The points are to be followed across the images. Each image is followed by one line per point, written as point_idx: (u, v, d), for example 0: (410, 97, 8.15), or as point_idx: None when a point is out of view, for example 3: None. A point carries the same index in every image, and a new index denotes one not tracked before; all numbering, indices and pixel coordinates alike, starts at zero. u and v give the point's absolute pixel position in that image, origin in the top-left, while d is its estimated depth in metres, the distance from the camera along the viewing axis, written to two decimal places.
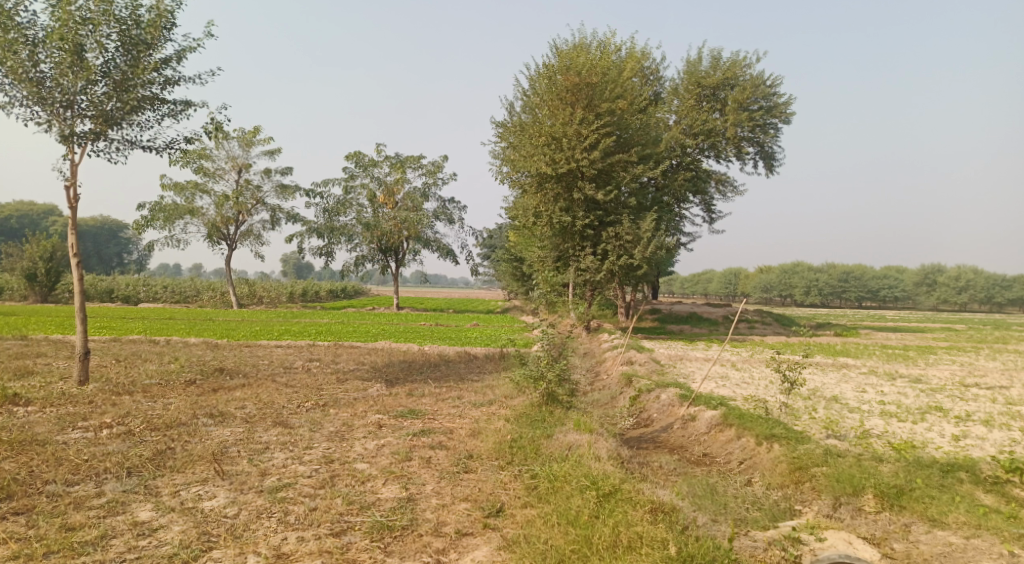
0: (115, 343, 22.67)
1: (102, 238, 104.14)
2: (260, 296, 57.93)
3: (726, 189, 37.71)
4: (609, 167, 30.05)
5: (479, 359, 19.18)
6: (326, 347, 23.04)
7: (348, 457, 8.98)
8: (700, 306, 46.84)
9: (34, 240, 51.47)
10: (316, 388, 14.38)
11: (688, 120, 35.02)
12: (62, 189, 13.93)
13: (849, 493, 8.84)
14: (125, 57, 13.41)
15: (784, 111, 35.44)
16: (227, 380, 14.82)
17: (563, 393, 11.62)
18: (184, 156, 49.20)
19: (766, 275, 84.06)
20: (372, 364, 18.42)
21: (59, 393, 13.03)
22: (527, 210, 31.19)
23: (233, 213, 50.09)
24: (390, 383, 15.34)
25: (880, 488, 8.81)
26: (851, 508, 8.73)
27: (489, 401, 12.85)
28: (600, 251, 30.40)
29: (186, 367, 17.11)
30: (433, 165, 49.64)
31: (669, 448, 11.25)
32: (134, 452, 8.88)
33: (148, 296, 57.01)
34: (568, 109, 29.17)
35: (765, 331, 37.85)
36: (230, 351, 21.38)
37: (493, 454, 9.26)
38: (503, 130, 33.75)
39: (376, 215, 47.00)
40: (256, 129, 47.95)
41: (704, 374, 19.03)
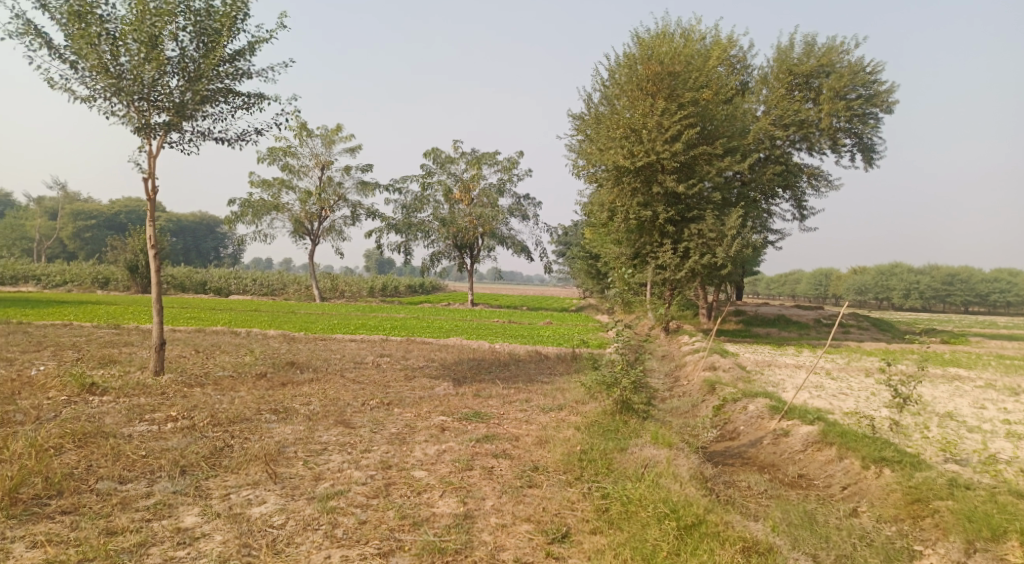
0: (199, 334, 23.21)
1: (201, 233, 109.32)
2: (342, 290, 59.02)
3: (819, 183, 35.72)
4: (691, 160, 28.80)
5: (553, 360, 18.50)
6: (399, 342, 22.91)
7: (406, 464, 8.49)
8: (789, 308, 44.62)
9: (134, 233, 53.61)
10: (383, 386, 14.09)
11: (778, 110, 33.26)
12: (141, 181, 14.15)
13: (986, 538, 7.79)
14: (199, 48, 13.46)
15: (885, 100, 33.15)
16: (297, 375, 14.73)
17: (640, 400, 10.82)
18: (271, 153, 50.61)
19: (861, 276, 79.82)
20: (443, 361, 18.04)
21: (135, 383, 13.18)
22: (604, 204, 30.31)
23: (317, 209, 51.18)
24: (459, 382, 14.84)
25: None
26: (989, 556, 7.70)
27: (560, 406, 12.16)
28: (680, 249, 29.18)
29: (260, 359, 17.19)
30: (510, 161, 49.29)
31: (758, 467, 10.30)
32: (191, 448, 8.68)
33: (237, 288, 58.94)
34: (649, 100, 28.08)
35: (861, 337, 35.61)
36: (305, 345, 21.50)
37: (561, 468, 8.57)
38: (580, 124, 32.96)
39: (453, 211, 47.03)
40: (338, 126, 48.76)
41: (794, 383, 17.71)
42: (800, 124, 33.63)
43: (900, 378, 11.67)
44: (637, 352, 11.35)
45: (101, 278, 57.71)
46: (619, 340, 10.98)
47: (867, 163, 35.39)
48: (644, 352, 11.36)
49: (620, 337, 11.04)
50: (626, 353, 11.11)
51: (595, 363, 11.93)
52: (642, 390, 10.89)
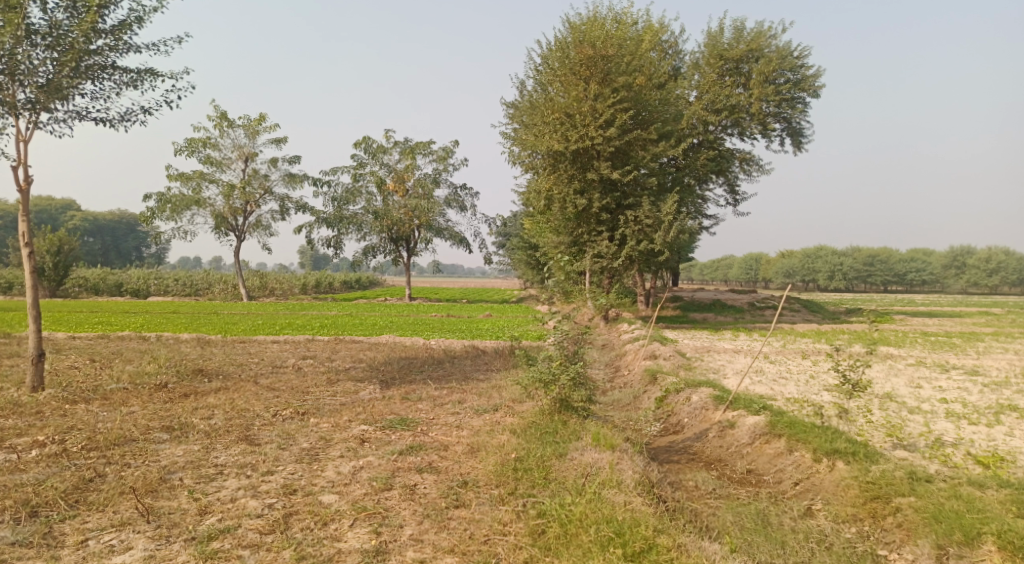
0: (102, 341, 21.21)
1: (121, 233, 103.85)
2: (271, 289, 56.59)
3: (751, 168, 35.75)
4: (626, 145, 28.14)
5: (488, 355, 17.45)
6: (325, 342, 21.46)
7: (313, 486, 7.35)
8: (724, 293, 44.76)
9: (41, 233, 50.12)
10: (301, 392, 12.78)
11: (709, 95, 33.03)
12: (10, 168, 12.45)
13: (956, 541, 7.11)
14: (72, 17, 11.84)
15: (812, 84, 33.26)
16: (202, 384, 13.23)
17: (580, 397, 9.84)
18: (189, 145, 47.93)
19: (789, 260, 81.65)
20: (370, 361, 16.79)
21: (7, 402, 11.50)
22: (539, 191, 29.43)
23: (241, 204, 48.69)
24: (385, 384, 13.63)
25: (998, 536, 7.04)
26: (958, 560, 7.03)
27: (496, 407, 11.12)
28: (617, 236, 28.58)
29: (164, 367, 15.56)
30: (443, 150, 47.93)
31: (708, 464, 9.51)
32: (54, 480, 7.35)
33: (158, 290, 55.85)
34: (581, 85, 27.24)
35: (795, 319, 35.88)
36: (221, 349, 19.85)
37: (492, 480, 7.52)
38: (514, 110, 31.99)
39: (385, 204, 45.43)
40: (260, 117, 46.39)
41: (736, 370, 17.14)
42: (731, 109, 33.51)
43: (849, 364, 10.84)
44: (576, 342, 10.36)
45: (5, 284, 53.72)
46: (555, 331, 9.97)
47: (796, 146, 35.70)
48: (582, 342, 10.39)
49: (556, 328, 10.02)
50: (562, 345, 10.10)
51: (530, 357, 10.92)
52: (581, 384, 9.92)
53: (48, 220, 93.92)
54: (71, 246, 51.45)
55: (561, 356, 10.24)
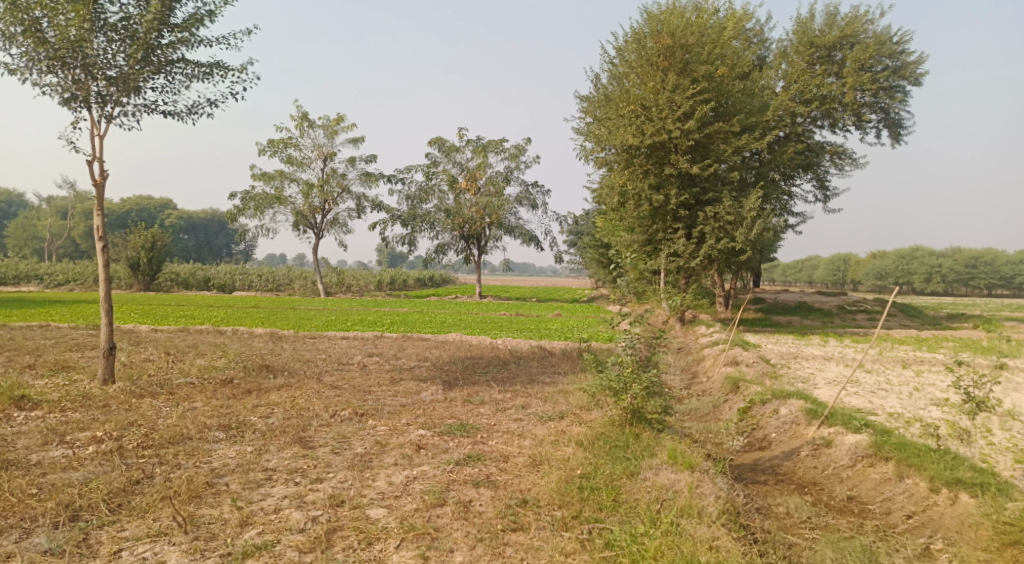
0: (179, 334, 21.59)
1: (212, 230, 108.24)
2: (348, 285, 57.51)
3: (843, 162, 33.73)
4: (706, 138, 26.88)
5: (557, 357, 16.78)
6: (393, 339, 21.22)
7: (362, 497, 6.88)
8: (810, 295, 42.62)
9: (136, 229, 52.50)
10: (363, 391, 12.42)
11: (798, 85, 31.30)
12: (85, 163, 12.55)
13: None
14: (143, 10, 11.81)
15: (914, 71, 31.08)
16: (266, 381, 13.03)
17: (654, 408, 9.02)
18: (271, 144, 49.12)
19: (880, 261, 77.40)
20: (435, 360, 16.38)
21: (76, 395, 11.53)
22: (613, 187, 28.46)
23: (320, 201, 49.56)
24: (449, 385, 13.15)
25: None
26: None
27: (562, 415, 10.44)
28: (695, 234, 27.35)
29: (233, 362, 15.53)
30: (516, 148, 47.52)
31: (799, 487, 8.58)
32: (100, 481, 7.14)
33: (242, 285, 57.62)
34: (659, 75, 26.20)
35: (889, 324, 33.72)
36: (292, 344, 19.85)
37: (554, 500, 6.86)
38: (587, 104, 31.14)
39: (458, 201, 45.35)
40: (339, 116, 47.13)
41: (827, 380, 15.88)
42: (821, 100, 31.67)
43: (976, 379, 9.73)
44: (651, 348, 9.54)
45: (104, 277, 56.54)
46: (628, 337, 9.19)
47: (893, 139, 33.48)
48: (658, 348, 9.57)
49: (629, 333, 9.24)
50: (635, 352, 9.30)
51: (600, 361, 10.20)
52: (657, 393, 9.10)
53: (147, 217, 98.87)
54: (163, 242, 53.65)
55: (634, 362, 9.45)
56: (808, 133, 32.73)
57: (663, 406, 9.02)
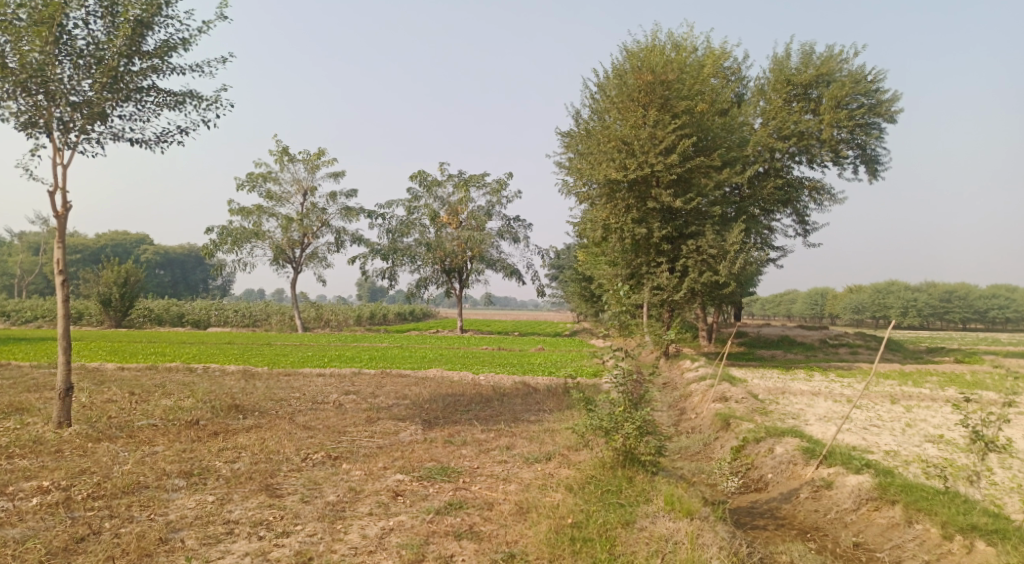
0: (148, 373, 20.73)
1: (189, 266, 106.74)
2: (326, 321, 56.55)
3: (821, 197, 33.87)
4: (688, 172, 26.78)
5: (540, 394, 16.21)
6: (371, 376, 20.52)
7: (332, 555, 6.29)
8: (792, 329, 42.58)
9: (108, 264, 51.49)
10: (338, 432, 11.78)
11: (776, 122, 31.43)
12: (46, 193, 11.96)
13: None
14: (112, 35, 11.36)
15: (889, 109, 31.34)
16: (235, 422, 12.33)
17: (648, 449, 8.48)
18: (249, 178, 48.55)
19: (858, 295, 78.04)
20: (414, 398, 15.76)
21: (28, 439, 10.77)
22: (595, 221, 28.21)
23: (298, 236, 48.90)
24: (428, 425, 12.54)
25: None
26: None
27: (550, 457, 9.85)
28: (679, 268, 27.10)
29: (201, 401, 14.79)
30: (497, 183, 47.37)
31: (801, 533, 8.10)
32: (41, 539, 6.49)
33: (218, 320, 56.46)
34: (640, 110, 26.16)
35: (873, 357, 33.60)
36: (265, 382, 19.10)
37: (543, 554, 6.31)
38: (568, 138, 31.08)
39: (438, 236, 44.94)
40: (319, 151, 46.79)
41: (818, 417, 15.45)
42: (799, 136, 31.83)
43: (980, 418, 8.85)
44: (645, 385, 9.02)
45: (75, 313, 55.26)
46: (619, 375, 8.66)
47: (871, 174, 33.71)
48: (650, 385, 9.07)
49: (619, 370, 8.72)
50: (628, 390, 8.74)
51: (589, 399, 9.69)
52: (653, 433, 8.56)
53: (122, 253, 97.49)
54: (136, 277, 52.71)
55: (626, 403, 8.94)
56: (788, 168, 32.81)
57: (658, 447, 8.48)
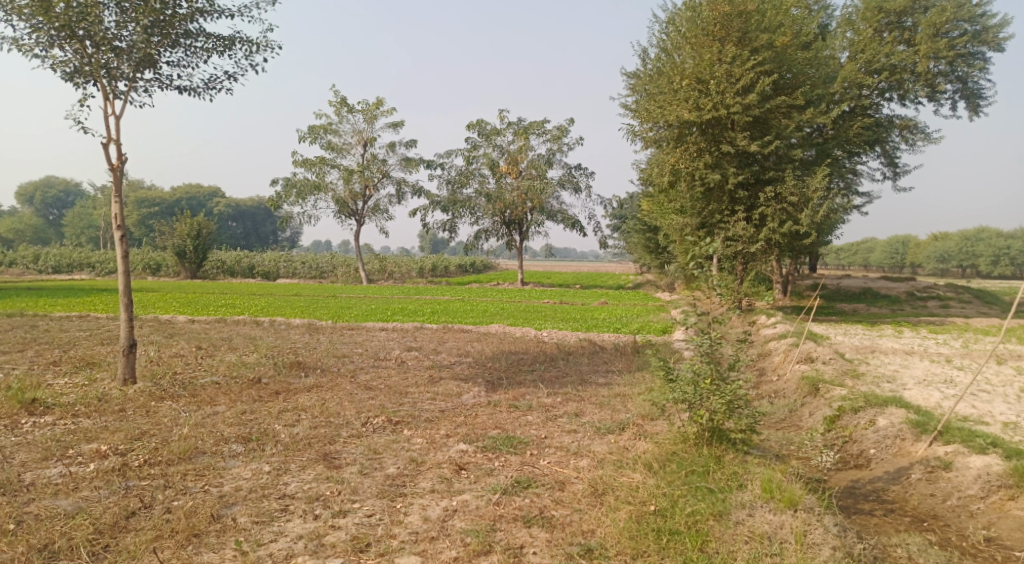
0: (216, 325, 20.76)
1: (260, 218, 109.08)
2: (390, 272, 56.82)
3: (914, 136, 31.43)
4: (767, 113, 25.01)
5: (609, 353, 15.43)
6: (433, 331, 20.10)
7: (394, 541, 5.82)
8: (874, 280, 40.39)
9: (182, 217, 52.69)
10: (400, 393, 11.33)
11: (865, 55, 29.01)
12: (100, 146, 11.62)
13: None
14: None
15: (995, 36, 28.76)
16: (296, 381, 11.98)
17: (738, 427, 7.57)
18: (311, 130, 48.52)
19: (943, 243, 73.65)
20: (478, 356, 15.22)
21: (94, 397, 10.60)
22: (664, 167, 26.77)
23: (361, 188, 48.83)
24: (493, 386, 11.97)
25: None
26: None
27: (625, 429, 9.10)
28: (755, 217, 25.59)
29: (264, 357, 14.56)
30: (559, 129, 45.99)
31: (916, 521, 7.35)
32: (89, 515, 6.16)
33: (287, 272, 57.38)
34: (715, 46, 24.39)
35: (965, 311, 31.59)
36: (328, 337, 18.86)
37: (625, 549, 5.70)
38: (635, 81, 29.48)
39: (500, 186, 44.11)
40: (379, 100, 46.23)
41: (914, 381, 14.30)
42: (891, 70, 29.40)
43: None
44: (735, 352, 8.01)
45: (153, 265, 57.09)
46: (705, 344, 7.67)
47: (969, 111, 31.05)
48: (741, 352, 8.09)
49: (705, 339, 7.72)
50: (718, 361, 7.75)
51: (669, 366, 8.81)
52: (746, 408, 7.63)
53: (195, 206, 100.42)
54: (208, 230, 53.88)
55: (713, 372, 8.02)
56: (876, 106, 30.46)
57: (751, 425, 7.55)
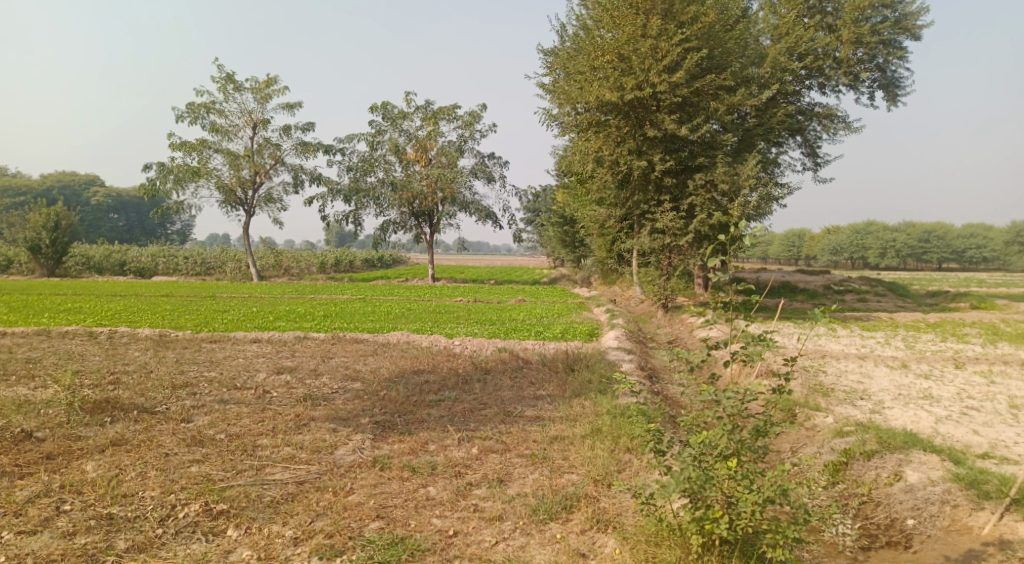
0: (34, 341, 16.22)
1: (143, 210, 100.15)
2: (286, 268, 51.88)
3: (835, 124, 30.07)
4: (695, 93, 22.56)
5: (535, 371, 12.29)
6: (318, 343, 16.41)
7: None
8: (790, 274, 39.23)
9: (36, 207, 46.00)
10: (244, 450, 7.83)
11: (789, 39, 27.18)
12: None
13: None
14: None
15: (915, 23, 27.64)
16: (90, 432, 8.27)
17: (777, 538, 5.27)
18: (191, 110, 43.29)
19: (835, 235, 75.15)
20: (370, 380, 11.80)
21: None
22: (584, 154, 24.14)
23: (250, 175, 43.95)
24: (384, 430, 8.65)
25: None
26: None
27: (584, 519, 6.16)
28: (684, 208, 23.02)
29: (70, 388, 10.61)
30: (469, 115, 42.75)
31: None
32: None
33: (166, 268, 51.36)
34: (639, 17, 21.75)
35: (885, 304, 30.70)
36: (179, 354, 14.82)
37: None
38: (550, 59, 26.67)
39: (404, 174, 40.42)
40: (269, 79, 41.61)
41: (891, 396, 11.96)
42: (813, 56, 27.82)
43: None
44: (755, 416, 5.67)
45: (4, 262, 49.88)
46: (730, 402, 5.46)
47: (887, 101, 30.05)
48: (769, 415, 5.67)
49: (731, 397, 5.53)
50: (742, 429, 5.60)
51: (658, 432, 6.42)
52: (790, 506, 5.33)
53: (69, 195, 91.15)
54: (69, 221, 47.32)
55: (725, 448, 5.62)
56: (797, 93, 28.87)
57: (797, 534, 5.28)
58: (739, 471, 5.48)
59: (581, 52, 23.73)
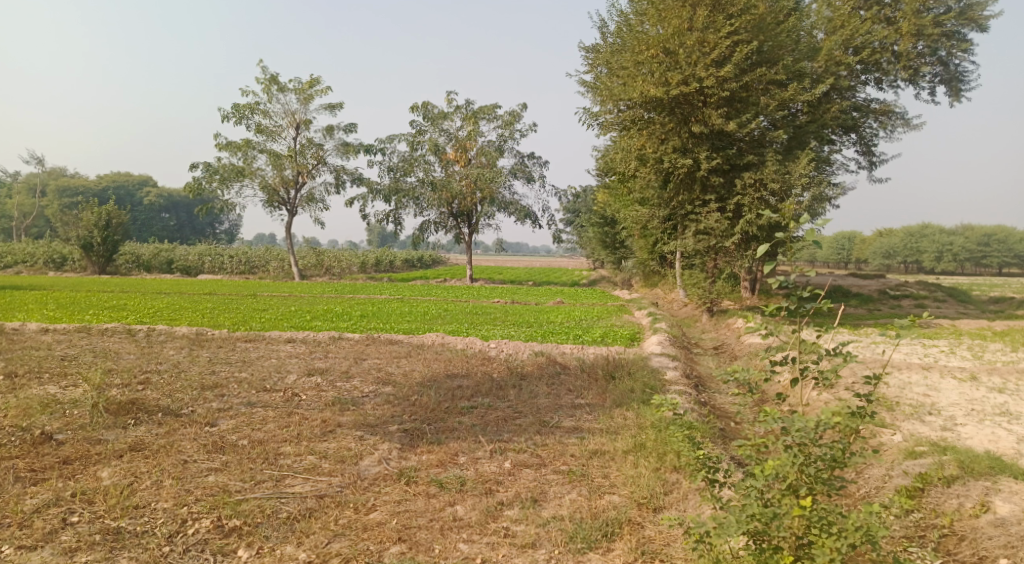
0: (73, 338, 16.22)
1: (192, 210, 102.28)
2: (327, 268, 52.13)
3: (892, 121, 28.74)
4: (744, 89, 21.68)
5: (574, 377, 11.69)
6: (353, 344, 16.08)
7: None
8: (841, 277, 37.81)
9: (88, 206, 47.04)
10: (266, 458, 7.44)
11: (844, 33, 26.02)
12: None
13: None
14: None
15: (980, 15, 26.16)
16: (109, 436, 7.98)
17: None
18: (236, 110, 43.79)
19: (888, 238, 72.66)
20: (402, 384, 11.37)
21: None
22: (627, 152, 23.44)
23: (292, 174, 44.24)
24: (413, 440, 8.18)
25: None
26: None
27: (629, 550, 5.64)
28: (730, 208, 22.12)
29: (99, 387, 10.40)
30: (511, 114, 42.32)
31: None
32: None
33: (212, 267, 52.05)
34: (686, 9, 20.99)
35: (945, 311, 29.23)
36: (213, 354, 14.63)
37: None
38: (593, 55, 26.03)
39: (445, 174, 40.17)
40: (313, 79, 41.83)
41: (962, 412, 11.04)
42: (869, 50, 26.59)
43: None
44: (832, 450, 5.11)
45: (57, 258, 51.07)
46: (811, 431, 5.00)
47: (949, 97, 28.58)
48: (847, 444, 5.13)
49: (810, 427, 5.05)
50: (817, 460, 5.08)
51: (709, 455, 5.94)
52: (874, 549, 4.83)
53: (122, 195, 93.49)
54: (119, 220, 48.29)
55: (796, 484, 5.05)
56: (852, 89, 27.65)
57: None
58: (816, 511, 4.98)
59: (625, 47, 23.08)
